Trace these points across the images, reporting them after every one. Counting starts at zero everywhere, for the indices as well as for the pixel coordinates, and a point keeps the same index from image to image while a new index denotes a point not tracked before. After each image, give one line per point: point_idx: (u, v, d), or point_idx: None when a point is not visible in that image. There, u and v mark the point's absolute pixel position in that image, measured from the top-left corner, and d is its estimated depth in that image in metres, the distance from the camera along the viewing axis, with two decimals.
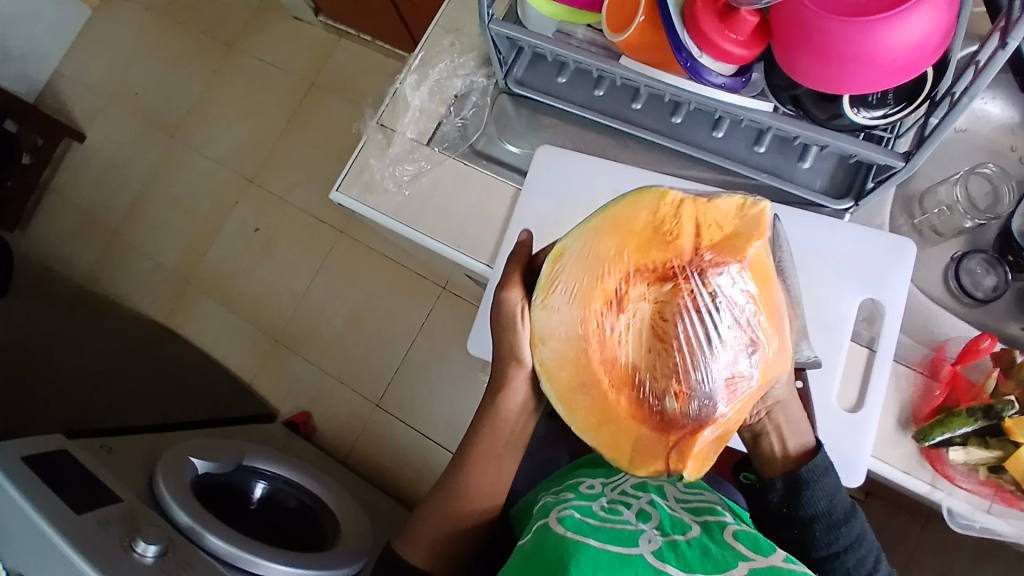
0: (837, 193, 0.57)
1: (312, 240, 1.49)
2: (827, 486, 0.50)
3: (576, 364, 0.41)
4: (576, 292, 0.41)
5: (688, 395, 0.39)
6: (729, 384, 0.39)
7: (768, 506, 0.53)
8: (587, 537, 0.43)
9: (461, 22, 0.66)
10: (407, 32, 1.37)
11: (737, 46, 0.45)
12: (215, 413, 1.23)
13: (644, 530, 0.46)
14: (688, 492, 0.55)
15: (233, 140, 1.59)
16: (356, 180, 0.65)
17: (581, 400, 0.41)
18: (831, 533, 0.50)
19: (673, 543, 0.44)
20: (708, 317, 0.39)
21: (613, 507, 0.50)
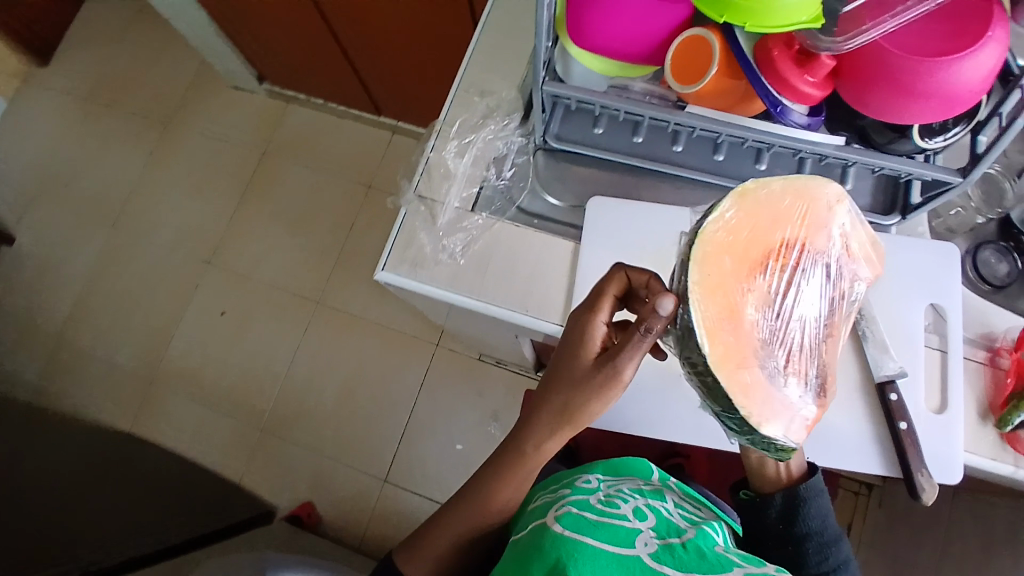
0: (883, 209, 0.60)
1: (286, 315, 1.41)
2: (818, 505, 0.53)
3: (728, 300, 0.41)
4: (744, 235, 0.42)
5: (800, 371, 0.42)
6: (825, 369, 0.45)
7: (763, 521, 0.54)
8: (585, 536, 0.42)
9: (487, 84, 0.66)
10: (366, 93, 1.35)
11: (812, 86, 0.47)
12: (214, 520, 1.12)
13: (640, 531, 0.44)
14: (686, 500, 0.54)
15: (185, 222, 1.50)
16: (403, 256, 0.62)
17: (725, 336, 0.40)
18: (823, 551, 0.52)
19: (668, 546, 0.43)
20: (829, 309, 0.45)
21: (610, 502, 0.48)
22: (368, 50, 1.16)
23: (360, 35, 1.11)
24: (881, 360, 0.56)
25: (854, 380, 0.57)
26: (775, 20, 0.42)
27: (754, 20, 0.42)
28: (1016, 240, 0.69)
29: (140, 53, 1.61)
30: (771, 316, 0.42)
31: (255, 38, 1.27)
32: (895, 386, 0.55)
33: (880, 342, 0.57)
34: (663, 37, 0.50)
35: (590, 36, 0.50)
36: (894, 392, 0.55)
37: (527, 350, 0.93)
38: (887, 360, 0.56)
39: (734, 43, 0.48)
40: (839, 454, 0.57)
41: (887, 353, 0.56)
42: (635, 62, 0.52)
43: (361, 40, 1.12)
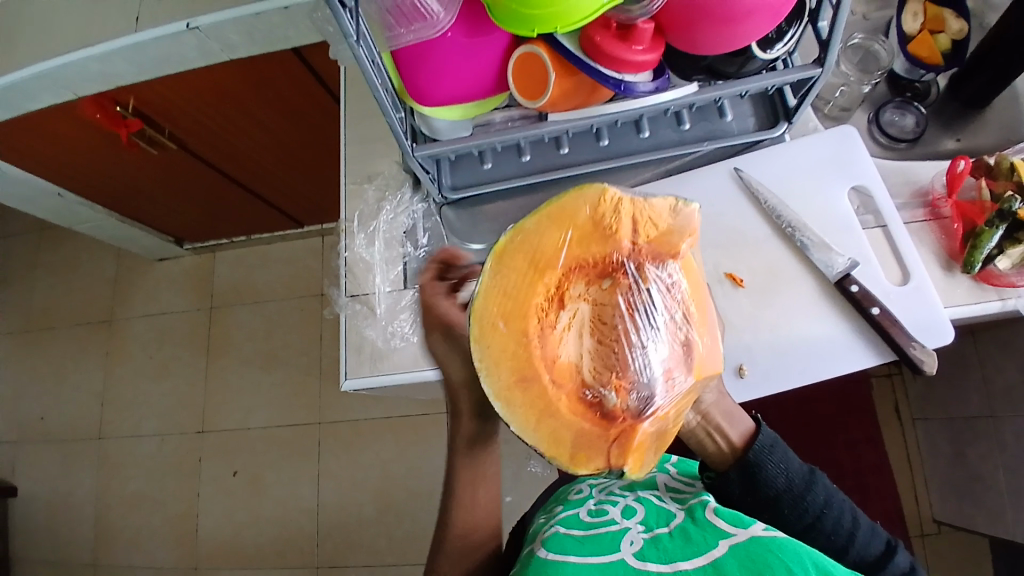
0: (769, 123, 0.62)
1: (294, 449, 1.39)
2: (776, 462, 0.47)
3: (517, 359, 0.36)
4: (519, 284, 0.36)
5: (629, 388, 0.36)
6: (671, 369, 0.36)
7: (731, 505, 0.48)
8: (567, 555, 0.39)
9: (370, 169, 0.67)
10: (280, 212, 1.35)
11: (645, 53, 0.48)
12: None
13: (628, 530, 0.41)
14: (679, 479, 0.53)
15: (163, 403, 1.48)
16: (360, 358, 0.62)
17: (522, 398, 0.35)
18: (798, 505, 0.47)
19: (656, 538, 0.39)
20: (648, 302, 0.36)
21: (597, 508, 0.46)
22: (258, 174, 1.16)
23: (244, 163, 1.11)
24: (829, 260, 0.57)
25: (814, 288, 0.58)
26: (581, 12, 0.43)
27: (564, 21, 0.44)
28: (911, 90, 0.72)
29: (56, 268, 1.61)
30: None
31: (152, 208, 1.28)
32: (852, 278, 0.56)
33: (821, 243, 0.58)
34: (496, 67, 0.52)
35: (434, 93, 0.52)
36: (853, 283, 0.56)
37: None
38: (835, 260, 0.57)
39: (560, 47, 0.49)
40: (833, 358, 0.58)
41: (833, 252, 0.57)
42: (485, 97, 0.54)
43: (247, 168, 1.13)
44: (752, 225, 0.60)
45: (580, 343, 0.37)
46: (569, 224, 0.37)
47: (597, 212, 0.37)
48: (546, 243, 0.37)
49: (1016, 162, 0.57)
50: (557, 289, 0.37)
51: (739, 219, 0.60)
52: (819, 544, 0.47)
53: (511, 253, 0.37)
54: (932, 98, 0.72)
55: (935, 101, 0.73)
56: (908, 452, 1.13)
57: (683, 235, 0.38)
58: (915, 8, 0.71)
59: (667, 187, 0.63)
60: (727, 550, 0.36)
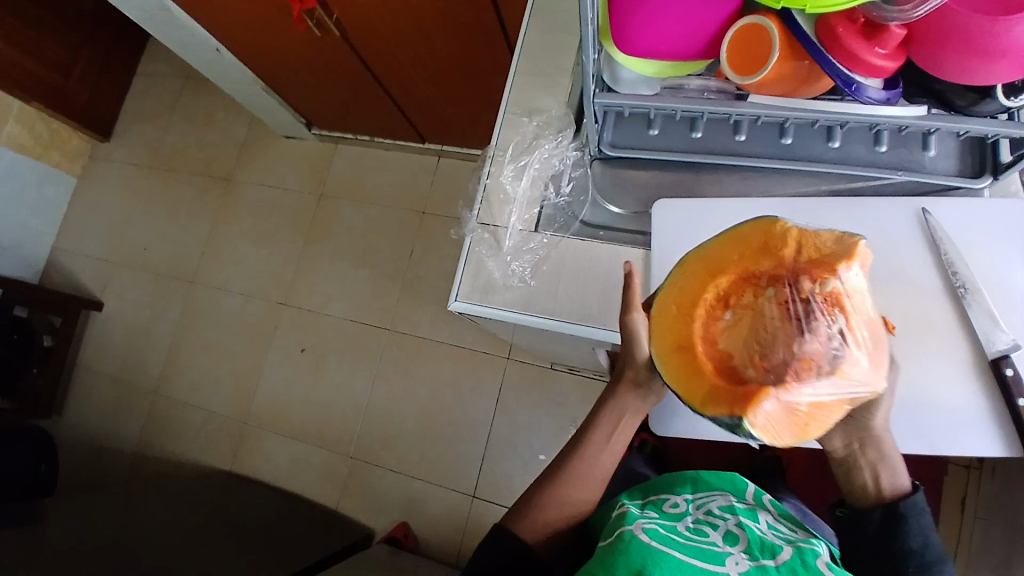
0: (971, 171, 0.57)
1: (359, 347, 1.46)
2: (920, 526, 0.50)
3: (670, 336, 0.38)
4: (687, 283, 0.39)
5: (769, 364, 0.34)
6: (819, 359, 0.33)
7: (863, 542, 0.53)
8: (672, 551, 0.42)
9: (532, 104, 0.66)
10: (408, 122, 1.38)
11: (885, 59, 0.44)
12: (318, 551, 1.17)
13: (730, 552, 0.44)
14: (780, 522, 0.52)
15: (255, 269, 1.58)
16: (475, 284, 0.63)
17: (673, 364, 0.37)
18: (924, 572, 0.50)
19: (761, 568, 0.42)
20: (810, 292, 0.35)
21: (698, 525, 0.48)
22: (402, 81, 1.18)
23: (394, 67, 1.13)
24: (989, 333, 0.53)
25: (963, 358, 0.53)
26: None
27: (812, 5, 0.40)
28: None
29: (193, 118, 1.72)
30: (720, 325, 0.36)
31: (296, 86, 1.32)
32: (1010, 361, 0.52)
33: (988, 311, 0.53)
34: (713, 32, 0.49)
35: (638, 42, 0.49)
36: (1009, 366, 0.52)
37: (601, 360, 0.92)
38: (996, 336, 0.52)
39: (794, 26, 0.46)
40: (960, 437, 0.53)
41: (997, 327, 0.53)
42: (688, 60, 0.51)
43: (395, 72, 1.14)
44: (912, 272, 0.55)
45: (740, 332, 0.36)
46: (741, 243, 0.39)
47: (769, 235, 0.38)
48: (717, 251, 0.39)
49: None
50: (723, 290, 0.38)
51: (907, 261, 0.56)
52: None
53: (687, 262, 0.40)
54: None
55: None
56: None
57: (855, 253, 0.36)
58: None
59: (836, 206, 0.58)
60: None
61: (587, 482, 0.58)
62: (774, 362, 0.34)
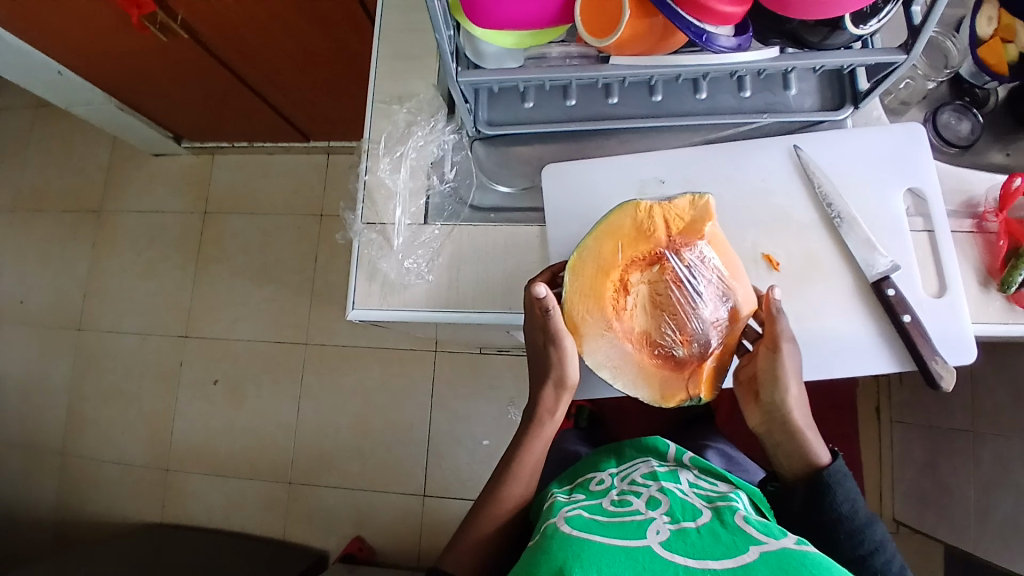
0: (832, 105, 0.58)
1: (278, 366, 1.38)
2: (845, 493, 0.53)
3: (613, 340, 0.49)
4: (595, 284, 0.49)
5: (691, 340, 0.50)
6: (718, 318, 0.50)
7: (792, 510, 0.55)
8: (593, 535, 0.38)
9: (401, 90, 0.63)
10: (288, 121, 1.29)
11: (731, 4, 0.44)
12: None
13: (652, 519, 0.41)
14: (702, 478, 0.51)
15: (149, 303, 1.45)
16: (370, 290, 0.59)
17: (619, 365, 0.49)
18: (855, 536, 0.52)
19: (682, 531, 0.39)
20: (697, 273, 0.50)
21: (622, 497, 0.46)
22: (270, 77, 1.09)
23: (258, 63, 1.04)
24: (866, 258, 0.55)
25: (848, 284, 0.56)
26: None
27: None
28: (970, 95, 0.68)
29: (45, 148, 1.54)
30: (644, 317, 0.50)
31: (155, 99, 1.21)
32: (890, 281, 0.54)
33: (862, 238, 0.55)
34: None
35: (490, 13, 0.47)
36: (891, 286, 0.54)
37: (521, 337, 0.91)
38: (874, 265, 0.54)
39: None
40: (855, 360, 0.56)
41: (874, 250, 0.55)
42: (544, 28, 0.49)
43: (260, 68, 1.06)
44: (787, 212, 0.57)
45: (644, 315, 0.51)
46: (616, 234, 0.49)
47: (638, 220, 0.49)
48: (605, 253, 0.49)
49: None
50: (621, 282, 0.50)
51: (788, 200, 0.57)
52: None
53: (581, 266, 0.49)
54: (988, 108, 0.68)
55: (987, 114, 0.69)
56: (881, 451, 1.15)
57: (707, 217, 0.50)
58: (990, 12, 0.65)
59: (718, 154, 0.58)
60: (757, 556, 0.36)
61: (518, 472, 0.57)
62: (694, 335, 0.50)
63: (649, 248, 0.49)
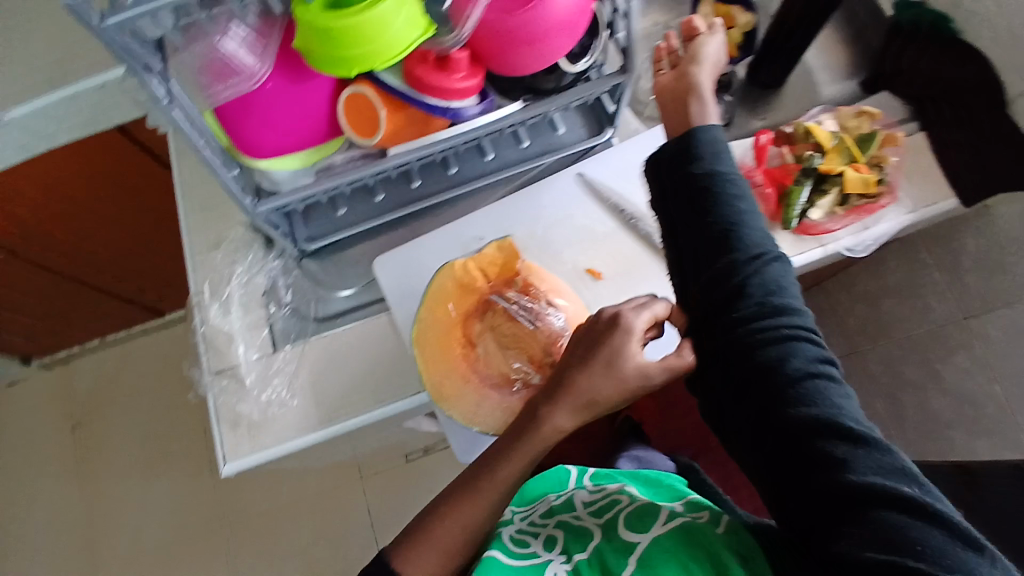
0: (597, 130, 0.67)
1: (200, 557, 1.25)
2: (762, 250, 0.43)
3: (472, 390, 0.54)
4: (439, 347, 0.54)
5: (541, 363, 0.54)
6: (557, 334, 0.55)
7: (705, 269, 0.44)
8: None
9: (215, 234, 0.64)
10: (141, 302, 1.25)
11: (465, 80, 0.51)
12: None
13: (550, 561, 0.45)
14: (594, 493, 0.54)
15: (33, 546, 1.29)
16: (238, 438, 0.57)
17: (486, 411, 0.53)
18: (782, 313, 0.42)
19: (576, 566, 0.44)
20: (525, 301, 0.56)
21: (520, 536, 0.49)
22: (97, 262, 1.06)
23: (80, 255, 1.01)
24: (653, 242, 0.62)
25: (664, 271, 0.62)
26: (397, 47, 0.45)
27: (371, 63, 0.45)
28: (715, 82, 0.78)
29: None
30: (494, 358, 0.55)
31: None
32: None
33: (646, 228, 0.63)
34: (327, 107, 0.52)
35: (266, 143, 0.51)
36: None
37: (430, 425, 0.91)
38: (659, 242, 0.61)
39: (382, 83, 0.51)
40: None
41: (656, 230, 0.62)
42: (322, 142, 0.54)
43: (83, 258, 1.02)
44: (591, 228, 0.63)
45: (498, 357, 0.55)
46: (444, 297, 0.55)
47: (459, 277, 0.56)
48: (441, 315, 0.55)
49: (808, 128, 0.68)
50: (464, 337, 0.55)
51: (592, 219, 0.64)
52: (783, 412, 0.40)
53: (423, 338, 0.55)
54: (734, 86, 0.79)
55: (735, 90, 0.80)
56: None
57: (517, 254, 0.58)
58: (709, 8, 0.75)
59: (520, 200, 0.64)
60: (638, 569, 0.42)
61: None
62: (542, 357, 0.55)
63: (477, 300, 0.56)
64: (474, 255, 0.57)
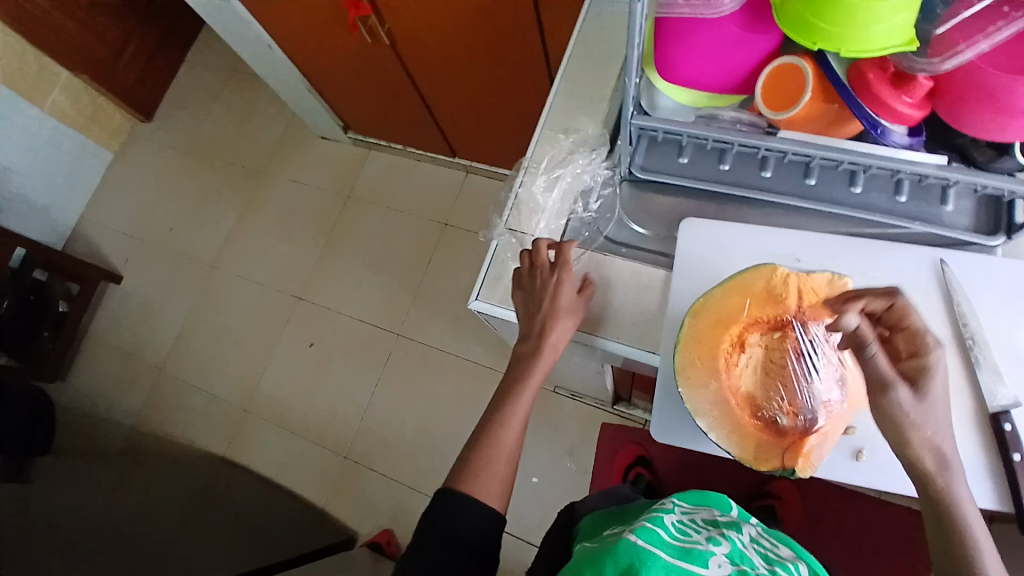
0: (986, 230, 0.58)
1: (368, 348, 1.48)
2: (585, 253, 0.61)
3: (724, 390, 0.51)
4: (710, 330, 0.52)
5: (798, 413, 0.50)
6: (823, 399, 0.50)
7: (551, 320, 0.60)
8: (658, 549, 0.40)
9: (567, 123, 0.70)
10: (444, 142, 1.44)
11: (911, 106, 0.48)
12: (301, 533, 1.16)
13: (715, 553, 0.42)
14: (764, 537, 0.49)
15: (274, 262, 1.62)
16: (497, 286, 0.66)
17: (713, 413, 0.51)
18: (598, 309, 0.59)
19: (745, 574, 0.40)
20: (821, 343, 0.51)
21: (682, 525, 0.46)
22: (436, 86, 1.20)
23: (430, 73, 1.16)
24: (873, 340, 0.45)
25: (971, 414, 0.54)
26: (873, 43, 0.43)
27: (837, 44, 0.44)
28: None
29: (232, 109, 1.81)
30: (758, 374, 0.53)
31: (337, 89, 1.38)
32: (1009, 416, 0.52)
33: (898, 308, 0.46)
34: (751, 68, 0.52)
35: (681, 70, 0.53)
36: (1009, 421, 0.52)
37: (608, 380, 0.96)
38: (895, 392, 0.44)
39: (828, 68, 0.50)
40: None
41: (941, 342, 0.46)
42: (723, 93, 0.54)
43: (430, 76, 1.17)
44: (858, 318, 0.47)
45: (753, 377, 0.53)
46: (745, 290, 0.53)
47: (771, 283, 0.53)
48: (731, 306, 0.52)
49: None
50: (739, 337, 0.52)
51: (924, 311, 0.56)
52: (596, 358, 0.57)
53: (702, 312, 0.53)
54: None
55: None
56: None
57: None
58: None
59: (858, 250, 0.59)
60: None
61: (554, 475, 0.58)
62: (801, 408, 0.50)
63: (771, 313, 0.52)
64: (803, 275, 0.53)
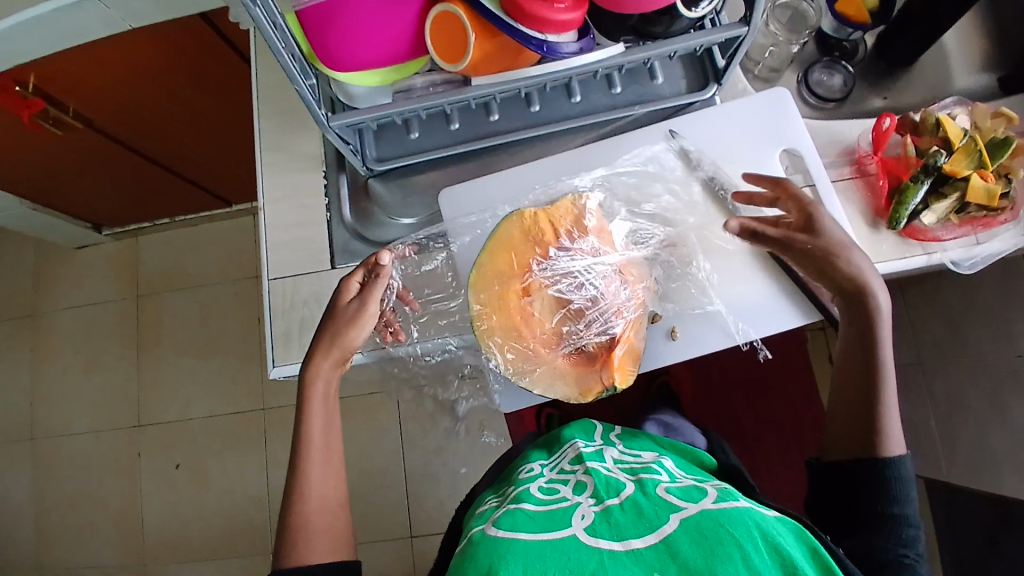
0: (699, 86, 0.60)
1: (238, 436, 1.35)
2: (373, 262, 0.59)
3: (522, 341, 0.53)
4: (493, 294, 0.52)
5: (597, 330, 0.54)
6: (611, 301, 0.54)
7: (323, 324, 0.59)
8: (518, 532, 0.38)
9: (283, 140, 0.65)
10: (212, 193, 1.31)
11: (566, 12, 0.46)
12: None
13: (579, 504, 0.41)
14: (626, 453, 0.50)
15: (96, 400, 1.41)
16: (289, 344, 0.62)
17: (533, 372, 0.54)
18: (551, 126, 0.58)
19: (607, 511, 0.39)
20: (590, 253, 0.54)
21: (549, 486, 0.45)
22: (163, 144, 1.07)
23: (145, 132, 1.02)
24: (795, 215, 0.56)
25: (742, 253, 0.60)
26: None
27: None
28: (839, 49, 0.69)
29: None
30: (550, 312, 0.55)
31: (66, 193, 1.19)
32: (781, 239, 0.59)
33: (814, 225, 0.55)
34: (412, 28, 0.49)
35: (347, 55, 0.49)
36: None
37: None
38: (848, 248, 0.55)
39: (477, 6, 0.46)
40: (753, 321, 0.60)
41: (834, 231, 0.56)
42: (403, 61, 0.51)
43: (146, 135, 1.04)
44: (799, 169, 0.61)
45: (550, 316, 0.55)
46: (506, 243, 0.53)
47: (524, 226, 0.54)
48: (499, 263, 0.53)
49: None
50: (522, 288, 0.53)
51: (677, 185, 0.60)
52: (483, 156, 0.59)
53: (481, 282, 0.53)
54: (859, 57, 0.70)
55: (864, 55, 0.71)
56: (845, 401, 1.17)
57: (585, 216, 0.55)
58: None
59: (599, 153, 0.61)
60: (677, 525, 0.36)
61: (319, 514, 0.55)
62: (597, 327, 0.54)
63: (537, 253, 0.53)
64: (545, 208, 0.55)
